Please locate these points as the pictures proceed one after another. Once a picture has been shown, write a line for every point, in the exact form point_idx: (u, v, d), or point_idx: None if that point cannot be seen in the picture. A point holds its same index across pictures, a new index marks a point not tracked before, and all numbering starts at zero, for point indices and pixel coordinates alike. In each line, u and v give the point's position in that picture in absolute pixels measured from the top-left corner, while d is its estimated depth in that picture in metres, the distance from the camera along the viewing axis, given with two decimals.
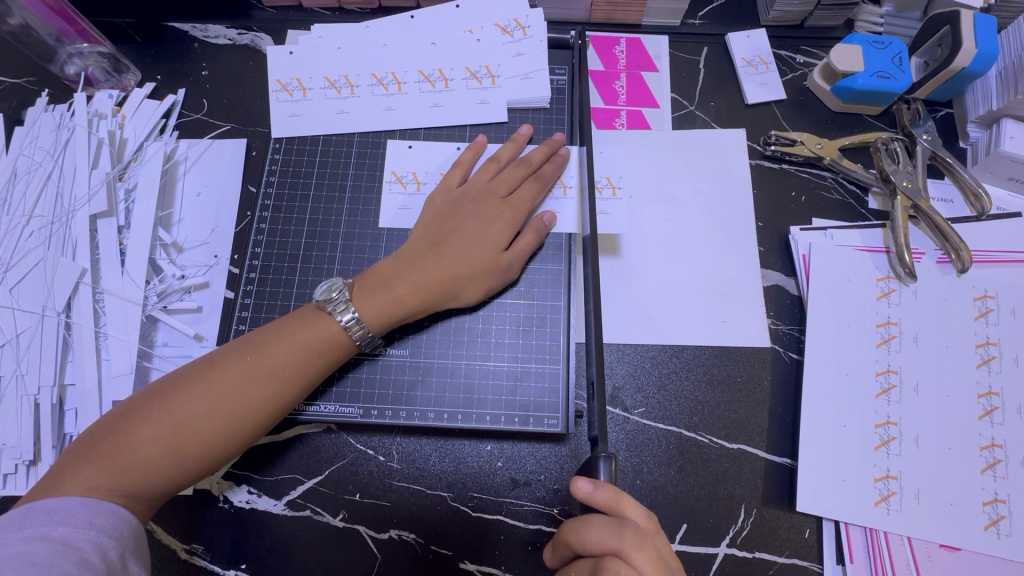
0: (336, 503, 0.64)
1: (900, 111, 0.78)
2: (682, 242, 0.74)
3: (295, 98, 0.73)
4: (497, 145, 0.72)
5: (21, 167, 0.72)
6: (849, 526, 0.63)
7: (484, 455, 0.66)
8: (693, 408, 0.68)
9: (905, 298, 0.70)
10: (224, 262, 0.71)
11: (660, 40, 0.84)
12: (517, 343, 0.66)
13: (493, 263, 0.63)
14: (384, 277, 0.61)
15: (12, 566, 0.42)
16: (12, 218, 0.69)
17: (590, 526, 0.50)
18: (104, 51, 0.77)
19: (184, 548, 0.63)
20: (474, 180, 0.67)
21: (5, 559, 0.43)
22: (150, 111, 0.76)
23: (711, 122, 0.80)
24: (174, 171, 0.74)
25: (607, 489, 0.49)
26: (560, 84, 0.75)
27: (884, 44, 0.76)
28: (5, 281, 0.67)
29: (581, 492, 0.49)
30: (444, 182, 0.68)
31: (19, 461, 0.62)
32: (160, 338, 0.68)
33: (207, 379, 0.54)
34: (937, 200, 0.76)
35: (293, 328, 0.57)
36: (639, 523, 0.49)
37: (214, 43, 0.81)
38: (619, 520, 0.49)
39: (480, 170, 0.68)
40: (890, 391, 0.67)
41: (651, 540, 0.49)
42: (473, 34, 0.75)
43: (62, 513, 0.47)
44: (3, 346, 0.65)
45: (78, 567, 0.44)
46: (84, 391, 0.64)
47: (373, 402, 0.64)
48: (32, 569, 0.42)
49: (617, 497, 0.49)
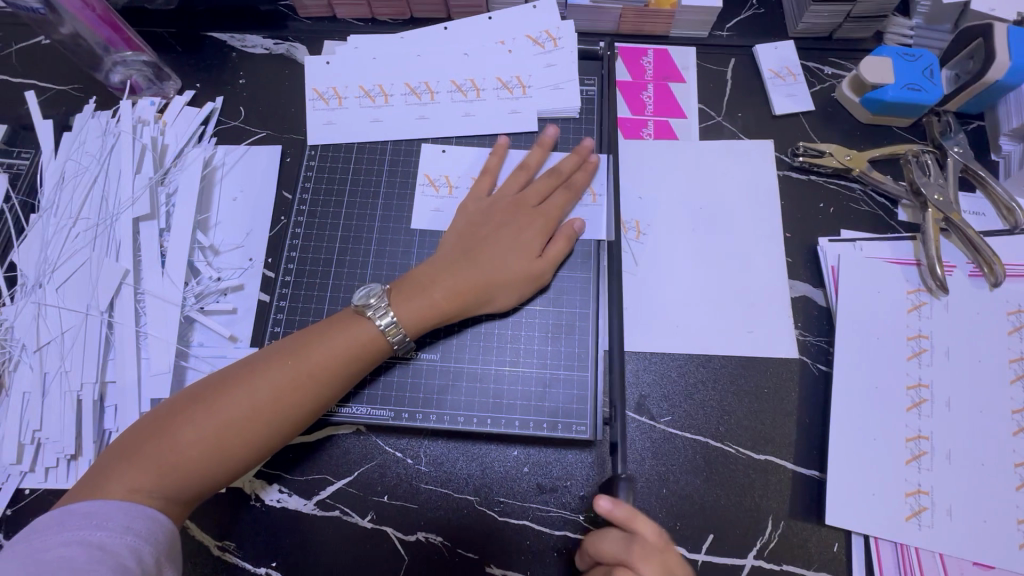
0: (365, 505, 0.65)
1: (931, 123, 0.77)
2: (710, 252, 0.74)
3: (331, 107, 0.75)
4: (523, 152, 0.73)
5: (68, 172, 0.74)
6: (879, 540, 0.63)
7: (511, 460, 0.66)
8: (719, 417, 0.68)
9: (937, 311, 0.69)
10: (258, 265, 0.73)
11: (687, 51, 0.85)
12: (546, 349, 0.66)
13: (527, 270, 0.64)
14: (421, 282, 0.62)
15: (52, 570, 0.44)
16: (59, 220, 0.72)
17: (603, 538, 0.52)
18: (147, 60, 0.80)
19: (217, 545, 0.64)
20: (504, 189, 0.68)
21: (47, 562, 0.44)
22: (190, 117, 0.78)
23: (738, 133, 0.81)
24: (212, 176, 0.77)
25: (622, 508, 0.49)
26: (590, 95, 0.76)
27: (914, 57, 0.76)
28: (50, 280, 0.69)
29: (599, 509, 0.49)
30: (476, 190, 0.69)
31: (61, 456, 0.65)
32: (196, 338, 0.70)
33: (247, 382, 0.55)
34: (968, 213, 0.75)
35: (331, 332, 0.59)
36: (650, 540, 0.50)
37: (251, 53, 0.84)
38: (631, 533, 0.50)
39: (510, 181, 0.69)
40: (921, 405, 0.66)
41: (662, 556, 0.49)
42: (505, 45, 0.76)
43: (100, 517, 0.48)
44: (48, 344, 0.68)
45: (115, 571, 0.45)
46: (124, 388, 0.66)
47: (403, 405, 0.65)
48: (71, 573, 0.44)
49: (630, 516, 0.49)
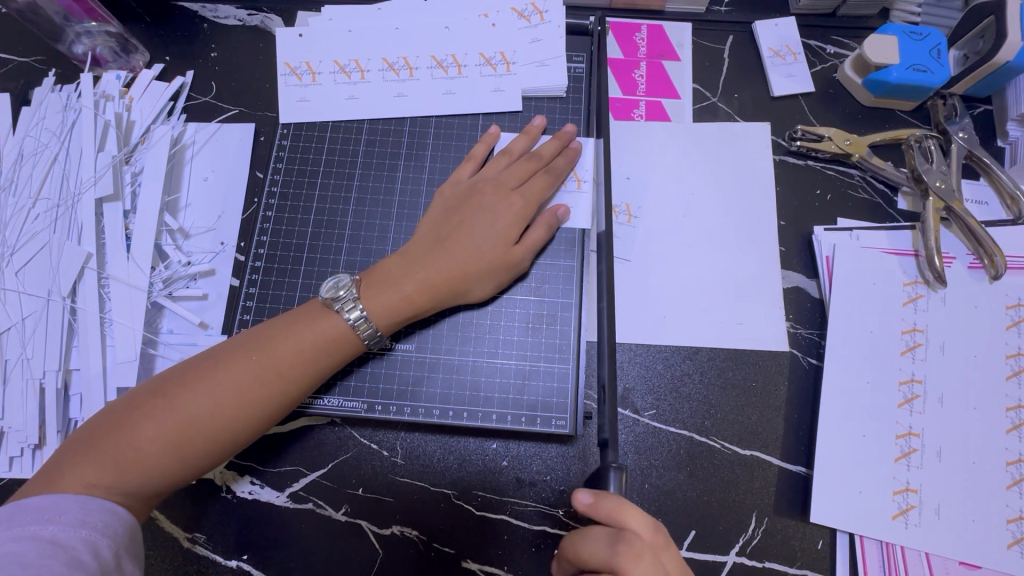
0: (339, 497, 0.63)
1: (936, 106, 0.73)
2: (700, 240, 0.71)
3: (304, 83, 0.72)
4: (512, 134, 0.70)
5: (27, 149, 0.71)
6: (864, 538, 0.61)
7: (489, 453, 0.64)
8: (704, 411, 0.66)
9: (932, 304, 0.67)
10: (230, 249, 0.70)
11: (683, 28, 0.80)
12: (526, 341, 0.64)
13: (503, 258, 0.61)
14: (393, 275, 0.59)
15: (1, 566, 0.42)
16: (18, 201, 0.69)
17: (586, 539, 0.49)
18: (112, 31, 0.75)
19: (187, 537, 0.62)
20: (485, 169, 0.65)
21: None
22: (158, 92, 0.74)
23: (734, 115, 0.77)
24: (181, 155, 0.73)
25: (608, 500, 0.47)
26: (578, 72, 0.72)
27: (921, 36, 0.72)
28: (10, 263, 0.66)
29: (576, 502, 0.48)
30: (455, 176, 0.66)
31: (25, 445, 0.63)
32: (165, 325, 0.67)
33: (210, 376, 0.53)
34: (970, 202, 0.72)
35: (299, 325, 0.56)
36: (642, 537, 0.46)
37: (223, 24, 0.79)
38: (618, 532, 0.47)
39: (492, 163, 0.66)
40: (913, 401, 0.64)
41: (654, 555, 0.46)
42: (489, 18, 0.72)
43: (53, 511, 0.46)
44: (8, 330, 0.65)
45: (68, 566, 0.43)
46: (89, 376, 0.63)
47: (377, 398, 0.63)
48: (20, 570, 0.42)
49: (619, 507, 0.46)
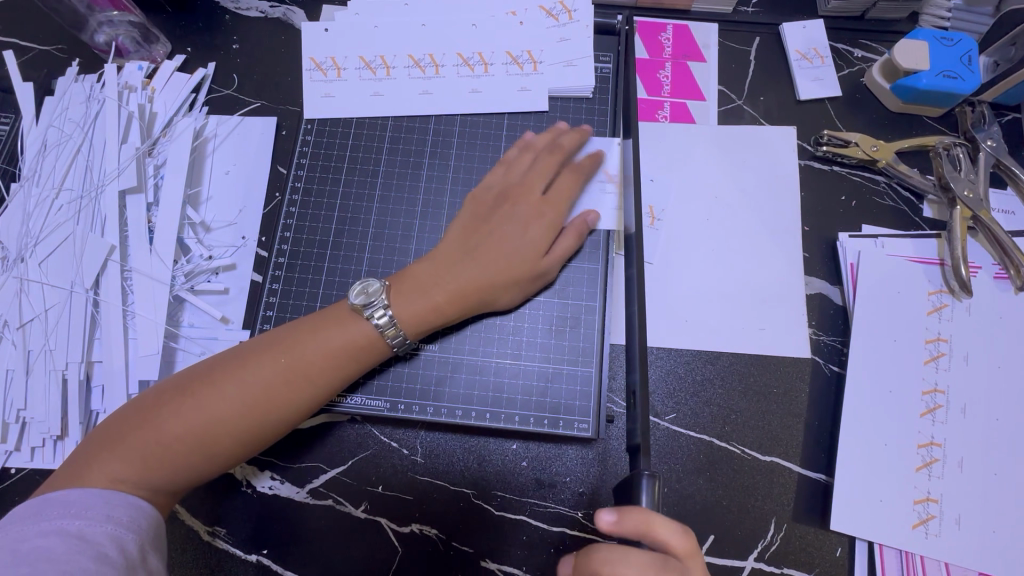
0: (359, 494, 0.64)
1: (964, 113, 0.73)
2: (724, 244, 0.71)
3: (329, 78, 0.71)
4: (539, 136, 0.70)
5: (50, 139, 0.70)
6: (883, 547, 0.61)
7: (509, 453, 0.64)
8: (725, 416, 0.66)
9: (957, 314, 0.67)
10: (251, 244, 0.70)
11: (709, 29, 0.80)
12: (549, 343, 0.64)
13: (534, 267, 0.61)
14: (422, 282, 0.59)
15: (29, 561, 0.42)
16: (40, 191, 0.68)
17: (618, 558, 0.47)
18: (135, 20, 0.75)
19: (207, 531, 0.63)
20: (517, 175, 0.65)
21: (22, 554, 0.42)
22: (180, 84, 0.74)
23: (760, 118, 0.76)
24: (203, 148, 0.73)
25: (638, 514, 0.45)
26: (605, 73, 0.71)
27: (953, 41, 0.71)
28: (33, 254, 0.66)
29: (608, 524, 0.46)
30: (482, 182, 0.66)
31: (47, 436, 0.63)
32: (186, 319, 0.67)
33: (238, 375, 0.53)
34: (997, 212, 0.71)
35: (327, 327, 0.56)
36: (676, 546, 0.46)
37: (246, 15, 0.79)
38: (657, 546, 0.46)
39: (519, 169, 0.65)
40: (935, 411, 0.64)
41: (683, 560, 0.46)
42: (516, 16, 0.71)
43: (78, 506, 0.46)
44: (31, 320, 0.65)
45: (95, 562, 0.43)
46: (111, 369, 0.63)
47: (400, 397, 0.63)
48: (48, 565, 0.42)
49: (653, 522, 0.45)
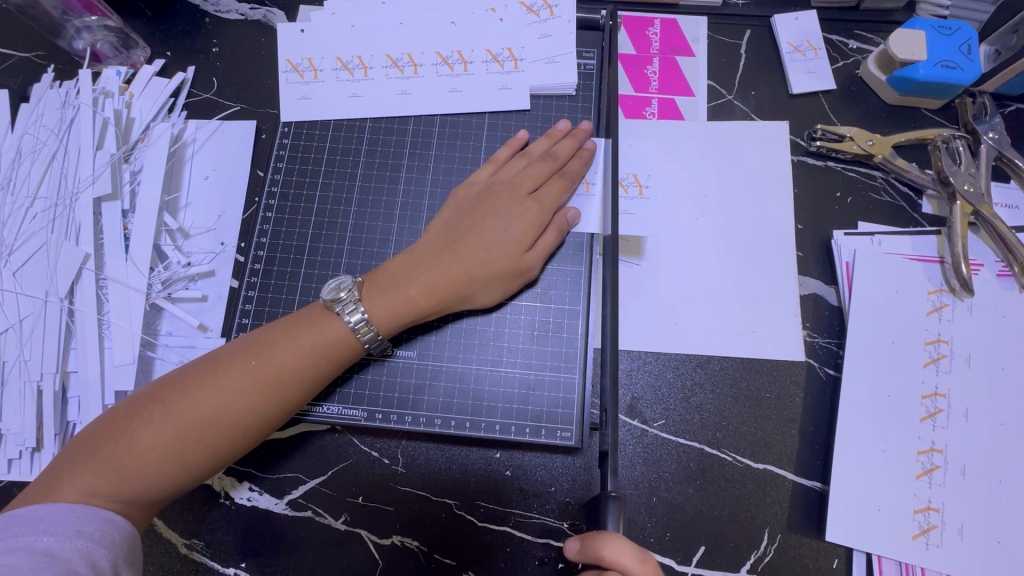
0: (339, 506, 0.62)
1: (964, 105, 0.70)
2: (713, 244, 0.69)
3: (306, 80, 0.70)
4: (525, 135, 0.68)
5: (26, 146, 0.69)
6: (882, 558, 0.59)
7: (492, 463, 0.63)
8: (716, 423, 0.63)
9: (959, 314, 0.64)
10: (230, 250, 0.69)
11: (698, 22, 0.77)
12: (532, 348, 0.62)
13: (515, 263, 0.59)
14: (396, 275, 0.58)
15: None
16: (16, 199, 0.68)
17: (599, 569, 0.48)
18: (112, 25, 0.74)
19: (185, 543, 0.61)
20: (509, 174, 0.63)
21: None
22: (158, 89, 0.73)
23: (750, 113, 0.74)
24: (181, 153, 0.72)
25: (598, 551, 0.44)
26: (588, 70, 0.69)
27: (951, 30, 0.68)
28: (8, 264, 0.66)
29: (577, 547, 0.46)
30: (471, 178, 0.64)
31: (22, 448, 0.62)
32: (164, 327, 0.66)
33: (209, 382, 0.51)
34: (1001, 206, 0.69)
35: (300, 328, 0.55)
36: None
37: (225, 18, 0.78)
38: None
39: (510, 167, 0.64)
40: (936, 415, 0.61)
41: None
42: (496, 12, 0.69)
43: (48, 522, 0.45)
44: (6, 331, 0.64)
45: None
46: (86, 380, 0.62)
47: (378, 405, 0.61)
48: None
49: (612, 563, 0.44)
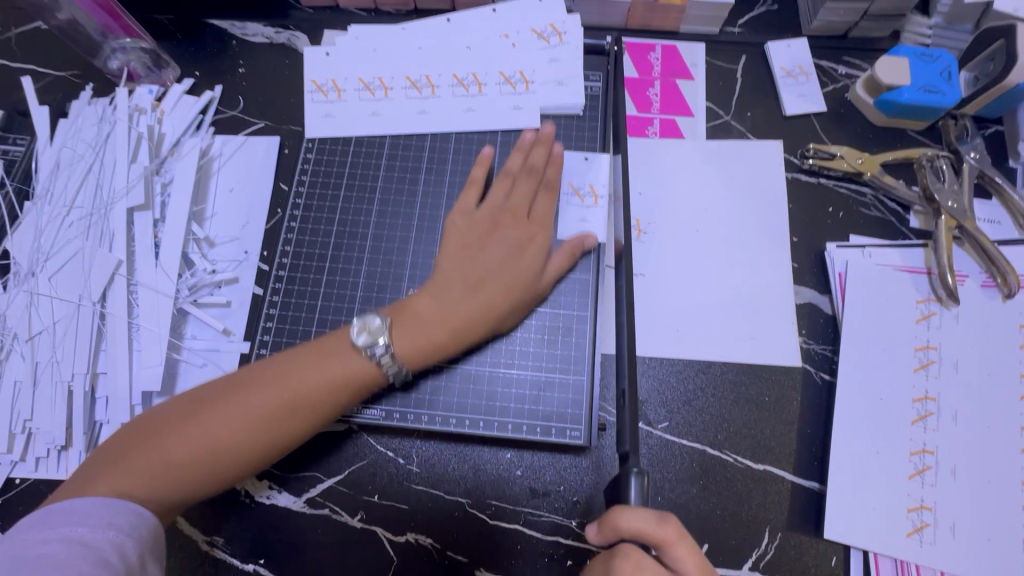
0: (355, 503, 0.64)
1: (947, 127, 0.75)
2: (713, 255, 0.73)
3: (330, 99, 0.74)
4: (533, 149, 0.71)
5: (63, 159, 0.73)
6: (878, 555, 0.61)
7: (503, 462, 0.65)
8: (719, 425, 0.66)
9: (946, 322, 0.67)
10: (254, 258, 0.72)
11: (697, 48, 0.82)
12: (542, 352, 0.65)
13: (528, 288, 0.62)
14: (422, 314, 0.59)
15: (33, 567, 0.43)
16: (53, 208, 0.71)
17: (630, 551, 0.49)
18: (146, 46, 0.79)
19: (205, 540, 0.63)
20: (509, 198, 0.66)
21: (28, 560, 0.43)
22: (188, 106, 0.77)
23: (747, 132, 0.79)
24: (208, 167, 0.76)
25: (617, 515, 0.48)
26: (594, 91, 0.74)
27: (933, 58, 0.73)
28: (43, 270, 0.69)
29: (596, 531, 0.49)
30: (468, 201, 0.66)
31: (51, 446, 0.64)
32: (189, 331, 0.69)
33: (246, 393, 0.54)
34: (983, 222, 0.73)
35: (332, 345, 0.58)
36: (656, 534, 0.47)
37: (252, 41, 0.82)
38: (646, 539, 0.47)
39: (514, 189, 0.66)
40: (926, 418, 0.64)
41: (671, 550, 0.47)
42: (509, 38, 0.74)
43: (82, 514, 0.47)
44: (40, 333, 0.67)
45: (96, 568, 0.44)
46: (115, 380, 0.65)
47: (395, 406, 0.64)
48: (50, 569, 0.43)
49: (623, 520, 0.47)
